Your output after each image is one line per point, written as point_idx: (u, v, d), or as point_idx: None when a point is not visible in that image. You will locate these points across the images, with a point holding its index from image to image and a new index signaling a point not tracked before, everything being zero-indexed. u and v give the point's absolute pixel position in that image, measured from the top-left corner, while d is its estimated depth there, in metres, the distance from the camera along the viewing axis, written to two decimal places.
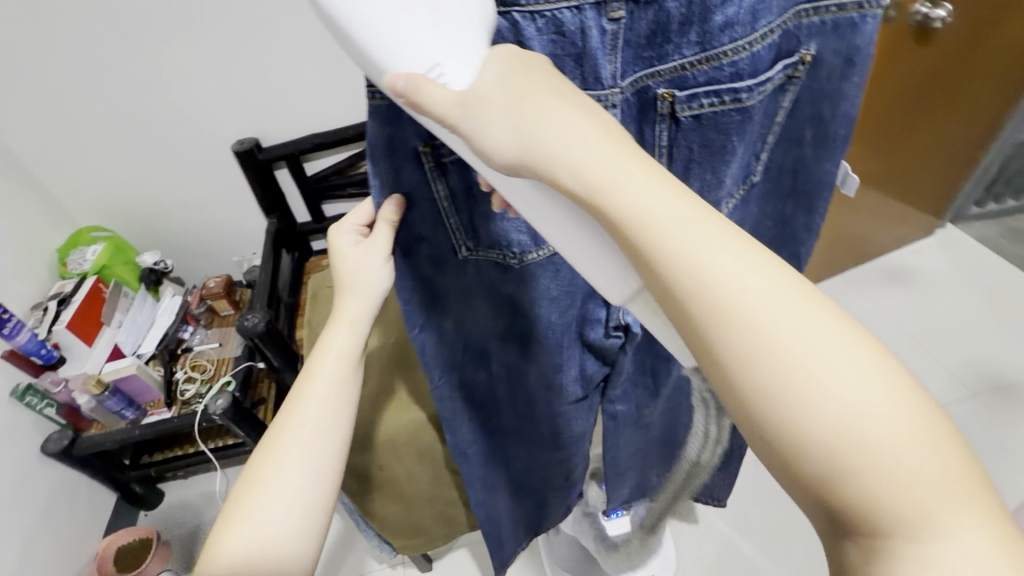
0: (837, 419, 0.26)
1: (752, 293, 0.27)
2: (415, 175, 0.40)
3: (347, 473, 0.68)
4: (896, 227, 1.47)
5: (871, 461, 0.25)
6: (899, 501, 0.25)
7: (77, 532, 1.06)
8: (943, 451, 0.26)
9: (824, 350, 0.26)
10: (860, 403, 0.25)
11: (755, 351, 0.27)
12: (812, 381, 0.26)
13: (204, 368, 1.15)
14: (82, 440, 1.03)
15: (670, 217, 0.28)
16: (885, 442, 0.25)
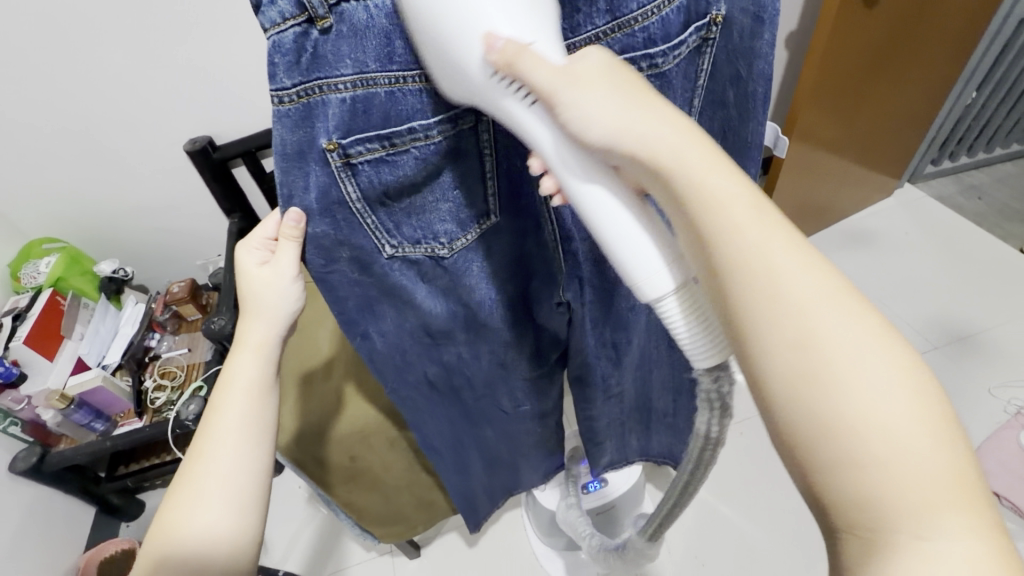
0: (833, 374, 0.28)
1: (769, 252, 0.31)
2: (324, 176, 0.39)
3: (320, 470, 0.67)
4: (857, 191, 1.50)
5: (867, 420, 0.28)
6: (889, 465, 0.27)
7: (57, 548, 1.05)
8: (934, 435, 0.28)
9: (829, 313, 0.29)
10: (857, 369, 0.28)
11: (771, 303, 0.30)
12: (816, 336, 0.29)
13: (174, 374, 1.14)
14: (52, 456, 1.01)
15: (737, 198, 0.32)
16: (874, 406, 0.28)
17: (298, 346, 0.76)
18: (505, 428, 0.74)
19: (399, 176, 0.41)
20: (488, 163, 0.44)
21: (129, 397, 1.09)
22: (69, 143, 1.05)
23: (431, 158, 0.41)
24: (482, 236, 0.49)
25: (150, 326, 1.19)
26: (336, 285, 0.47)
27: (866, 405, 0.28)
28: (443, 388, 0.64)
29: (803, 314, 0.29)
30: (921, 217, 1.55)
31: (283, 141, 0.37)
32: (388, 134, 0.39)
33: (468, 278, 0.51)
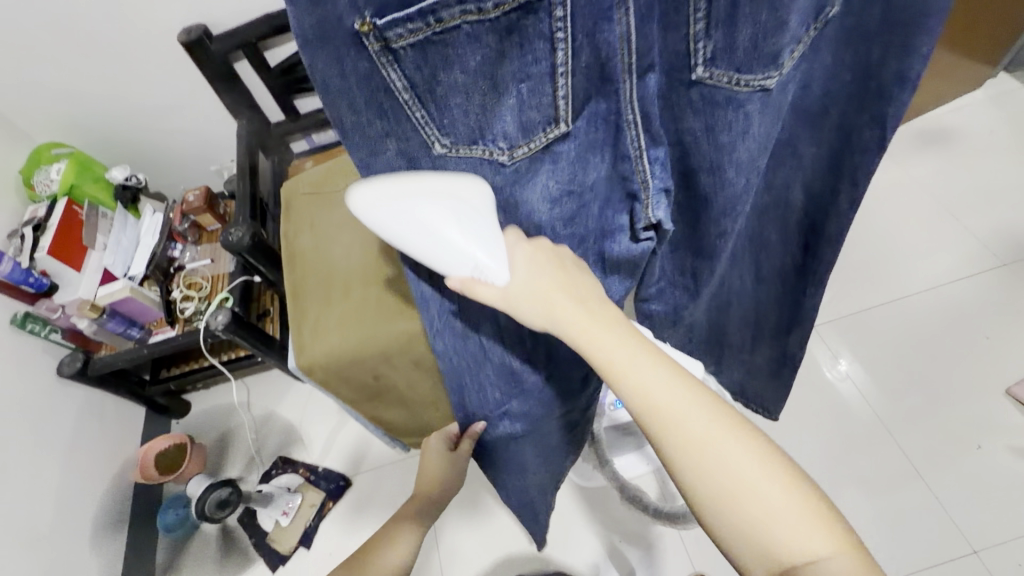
0: (716, 469, 0.37)
1: (639, 375, 0.39)
2: (361, 61, 0.36)
3: (345, 383, 0.65)
4: (938, 82, 1.30)
5: (749, 497, 0.36)
6: (778, 535, 0.35)
7: (115, 443, 1.13)
8: (788, 486, 0.37)
9: (686, 410, 0.38)
10: (723, 456, 0.37)
11: (664, 422, 0.38)
12: (690, 438, 0.38)
13: (200, 286, 1.12)
14: (95, 361, 1.05)
15: (608, 328, 0.41)
16: (751, 487, 0.36)
17: (314, 269, 0.68)
18: (571, 380, 0.63)
19: (451, 59, 0.36)
20: (560, 54, 0.37)
21: (159, 307, 1.09)
22: (56, 36, 0.96)
23: (487, 39, 0.35)
24: (549, 144, 0.42)
25: (171, 236, 1.16)
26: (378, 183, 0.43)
27: (737, 465, 0.37)
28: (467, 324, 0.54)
29: (679, 420, 0.38)
30: (1014, 113, 1.34)
31: (302, 25, 0.35)
32: (430, 10, 0.33)
33: (530, 192, 0.44)
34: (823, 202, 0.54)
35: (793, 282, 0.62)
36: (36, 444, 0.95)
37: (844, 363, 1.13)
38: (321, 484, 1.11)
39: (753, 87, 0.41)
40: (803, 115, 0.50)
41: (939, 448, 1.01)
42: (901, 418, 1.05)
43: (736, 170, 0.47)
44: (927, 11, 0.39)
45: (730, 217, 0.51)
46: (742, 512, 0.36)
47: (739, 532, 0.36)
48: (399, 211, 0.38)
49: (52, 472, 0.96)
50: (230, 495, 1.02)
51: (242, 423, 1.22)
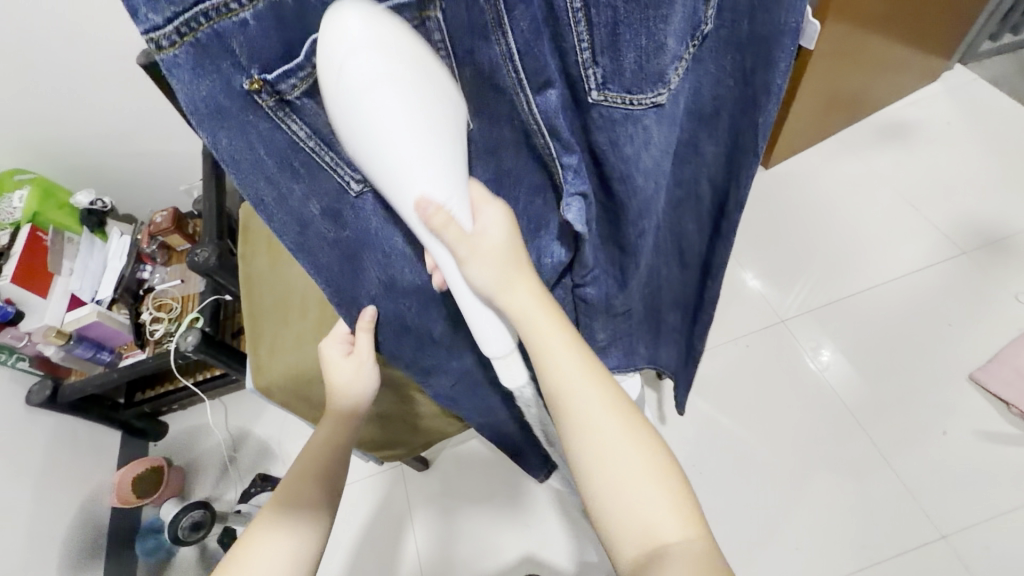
0: (606, 457, 0.39)
1: (559, 357, 0.41)
2: (263, 124, 0.36)
3: (310, 401, 0.65)
4: (896, 76, 1.33)
5: (624, 480, 0.39)
6: (642, 524, 0.38)
7: (89, 468, 1.12)
8: (665, 481, 0.39)
9: (591, 397, 0.40)
10: (612, 445, 0.39)
11: (563, 397, 0.40)
12: (592, 421, 0.40)
13: (170, 307, 1.12)
14: (65, 389, 1.04)
15: (525, 303, 0.41)
16: (630, 475, 0.39)
17: (271, 289, 0.69)
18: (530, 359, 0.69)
19: None
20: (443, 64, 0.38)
21: (129, 329, 1.09)
22: (17, 63, 0.96)
23: None
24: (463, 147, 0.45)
25: (140, 259, 1.15)
26: (314, 246, 0.44)
27: (623, 452, 0.39)
28: (409, 332, 0.57)
29: (584, 400, 0.40)
30: (969, 105, 1.38)
31: (190, 98, 0.33)
32: (315, 54, 0.33)
33: None
34: (723, 198, 0.55)
35: (705, 270, 0.66)
36: (6, 473, 0.94)
37: (826, 353, 1.14)
38: None
39: (646, 104, 0.43)
40: (699, 119, 0.51)
41: (907, 436, 1.03)
42: (870, 406, 1.07)
43: (644, 178, 0.49)
44: (783, 28, 0.40)
45: (644, 219, 0.54)
46: (612, 493, 0.39)
47: (613, 511, 0.39)
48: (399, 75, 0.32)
49: (24, 501, 0.96)
50: (202, 515, 1.03)
51: (220, 444, 1.21)
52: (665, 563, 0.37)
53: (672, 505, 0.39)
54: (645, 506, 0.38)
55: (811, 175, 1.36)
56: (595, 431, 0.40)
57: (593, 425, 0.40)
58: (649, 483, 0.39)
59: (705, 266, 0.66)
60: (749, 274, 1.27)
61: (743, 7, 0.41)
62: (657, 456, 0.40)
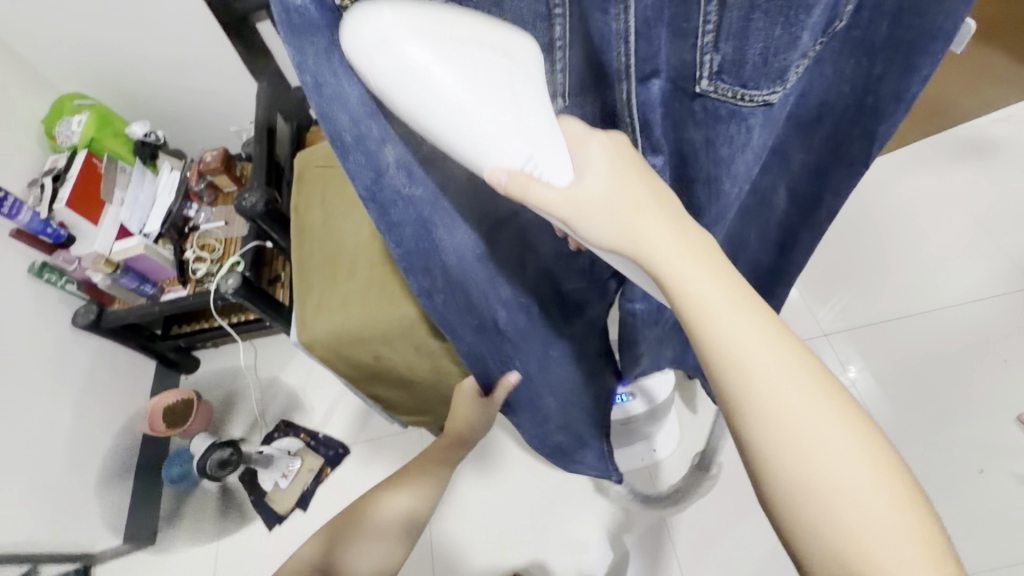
0: (805, 472, 0.29)
1: (732, 324, 0.30)
2: (348, 49, 0.31)
3: (347, 361, 0.65)
4: (991, 87, 1.23)
5: (836, 505, 0.28)
6: (871, 573, 0.27)
7: (126, 392, 1.16)
8: (900, 505, 0.28)
9: (779, 381, 0.30)
10: (816, 447, 0.29)
11: (742, 380, 0.30)
12: (781, 414, 0.29)
13: (213, 247, 1.13)
14: (108, 315, 1.07)
15: (684, 255, 0.31)
16: (846, 498, 0.28)
17: (320, 244, 0.68)
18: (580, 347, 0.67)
19: None
20: (557, 30, 0.35)
21: (172, 265, 1.10)
22: None
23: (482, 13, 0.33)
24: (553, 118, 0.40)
25: (187, 196, 1.16)
26: (381, 197, 0.39)
27: (838, 460, 0.29)
28: (474, 310, 0.51)
29: (770, 389, 0.30)
30: None
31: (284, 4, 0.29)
32: None
33: None
34: (807, 210, 0.53)
35: (765, 278, 0.64)
36: (50, 389, 0.99)
37: (852, 370, 1.11)
38: (321, 450, 1.15)
39: (758, 102, 0.38)
40: (799, 126, 0.47)
41: (942, 471, 0.99)
42: (907, 433, 1.03)
43: (731, 182, 0.46)
44: (933, 33, 0.36)
45: (716, 223, 0.52)
46: (818, 522, 0.28)
47: (819, 548, 0.29)
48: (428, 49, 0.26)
49: (64, 416, 1.00)
50: (231, 454, 1.08)
51: (248, 385, 1.24)
52: None
53: (910, 530, 0.28)
54: (871, 541, 0.27)
55: (878, 184, 1.29)
56: (784, 432, 0.29)
57: (778, 421, 0.29)
58: (877, 506, 0.28)
59: (769, 274, 0.63)
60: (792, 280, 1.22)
61: (890, 8, 0.36)
62: (882, 461, 0.29)
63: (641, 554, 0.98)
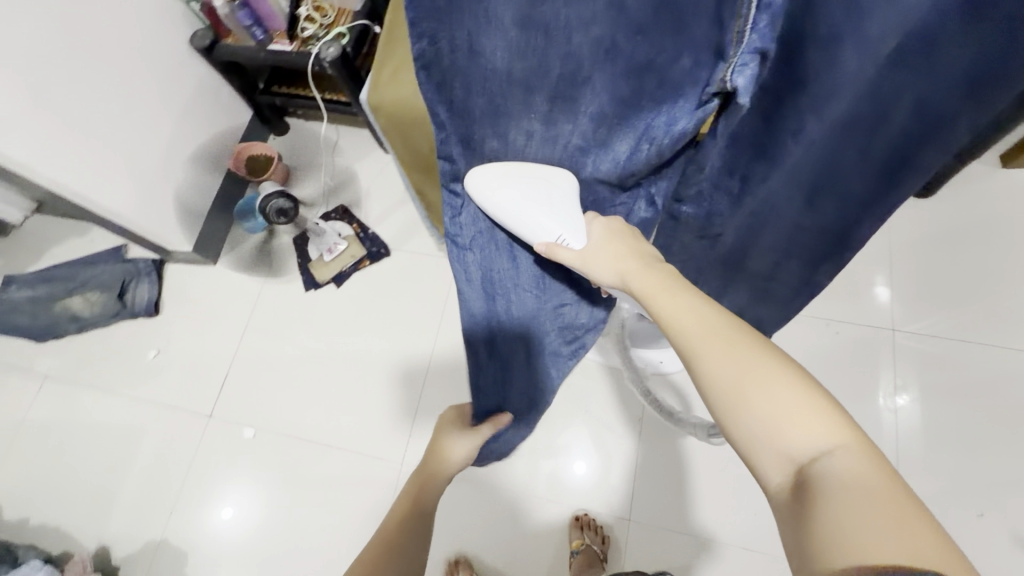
0: (731, 382, 0.42)
1: (667, 303, 0.51)
2: None
3: (402, 140, 0.68)
4: None
5: (762, 400, 0.40)
6: (779, 442, 0.39)
7: (223, 129, 1.25)
8: (807, 392, 0.40)
9: (701, 323, 0.47)
10: (740, 365, 0.43)
11: (679, 334, 0.48)
12: (705, 347, 0.45)
13: (325, 13, 1.10)
14: (221, 47, 1.13)
15: (637, 270, 0.56)
16: (765, 395, 0.41)
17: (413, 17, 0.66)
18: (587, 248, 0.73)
19: None
20: None
21: (284, 18, 1.09)
22: None
23: None
24: None
25: None
26: None
27: (758, 372, 0.42)
28: (500, 118, 0.56)
29: (696, 333, 0.47)
30: None
31: None
32: None
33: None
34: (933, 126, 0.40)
35: (850, 214, 0.53)
36: (157, 95, 1.08)
37: (904, 398, 1.02)
38: (366, 244, 1.23)
39: None
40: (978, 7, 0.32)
41: (937, 504, 0.95)
42: (921, 454, 0.98)
43: (856, 51, 0.37)
44: None
45: (814, 113, 0.43)
46: (744, 413, 0.41)
47: (752, 435, 0.40)
48: (513, 182, 0.62)
49: (165, 126, 1.10)
50: (290, 207, 1.18)
51: (323, 164, 1.31)
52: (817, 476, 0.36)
53: (812, 406, 0.39)
54: (783, 420, 0.39)
55: None
56: (711, 357, 0.44)
57: (709, 351, 0.45)
58: (783, 391, 0.40)
59: (860, 209, 0.52)
60: (886, 281, 1.10)
61: None
62: (791, 368, 0.42)
63: (606, 451, 1.07)
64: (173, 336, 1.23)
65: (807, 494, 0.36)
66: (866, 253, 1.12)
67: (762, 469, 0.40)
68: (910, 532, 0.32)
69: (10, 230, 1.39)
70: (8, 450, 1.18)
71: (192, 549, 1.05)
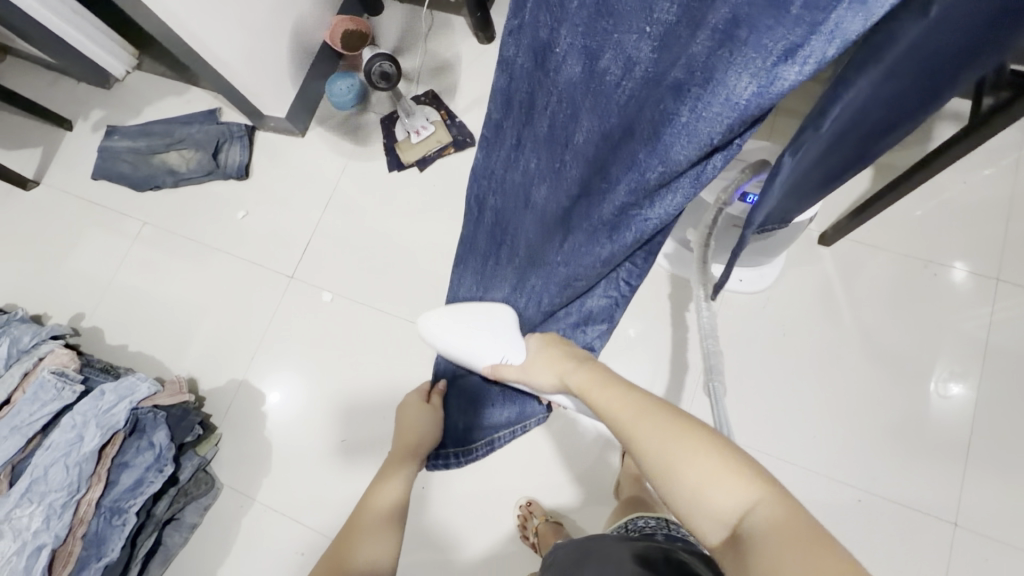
0: (659, 463, 0.47)
1: (603, 403, 0.57)
2: None
3: None
4: None
5: (685, 478, 0.44)
6: (710, 513, 0.42)
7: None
8: (722, 458, 0.44)
9: (627, 418, 0.53)
10: (664, 448, 0.47)
11: (614, 429, 0.54)
12: (633, 435, 0.51)
13: None
14: None
15: (575, 369, 0.64)
16: (686, 473, 0.44)
17: None
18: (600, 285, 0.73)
19: None
20: None
21: None
22: None
23: None
24: None
25: None
26: None
27: (680, 450, 0.46)
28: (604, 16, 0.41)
29: (628, 424, 0.52)
30: None
31: None
32: None
33: None
34: None
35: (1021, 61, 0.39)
36: None
37: (955, 388, 0.99)
38: (453, 130, 1.23)
39: None
40: None
41: (997, 464, 0.95)
42: (990, 416, 0.97)
43: None
44: None
45: None
46: (675, 491, 0.45)
47: (688, 509, 0.44)
48: (457, 325, 0.79)
49: None
50: (392, 70, 1.18)
51: (416, 47, 1.29)
52: (742, 536, 0.40)
53: (725, 467, 0.43)
54: (705, 486, 0.43)
55: None
56: (640, 442, 0.50)
57: (639, 432, 0.50)
58: (700, 462, 0.44)
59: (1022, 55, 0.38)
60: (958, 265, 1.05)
61: None
62: (706, 438, 0.46)
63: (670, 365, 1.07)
64: (260, 200, 1.28)
65: (740, 550, 0.39)
66: (973, 200, 1.07)
67: (702, 532, 0.43)
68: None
69: (111, 84, 1.43)
70: (107, 290, 1.28)
71: (266, 401, 1.14)
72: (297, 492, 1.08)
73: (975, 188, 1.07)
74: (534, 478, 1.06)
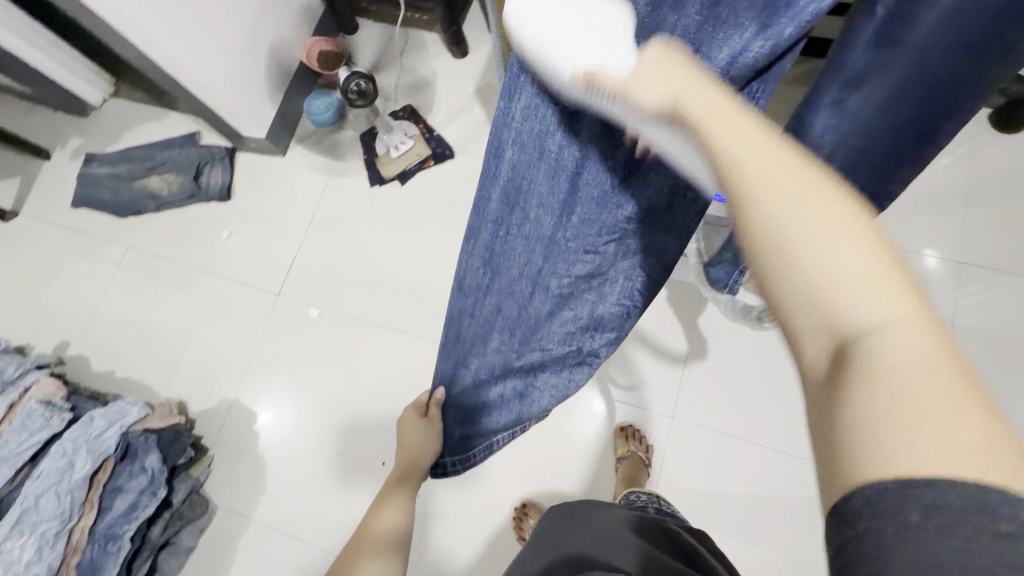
0: (781, 238, 0.30)
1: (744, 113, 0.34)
2: None
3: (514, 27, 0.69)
4: None
5: (810, 264, 0.28)
6: (825, 324, 0.28)
7: (298, 20, 1.23)
8: (875, 257, 0.28)
9: (762, 155, 0.32)
10: (791, 215, 0.30)
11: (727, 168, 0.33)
12: (765, 180, 0.31)
13: None
14: None
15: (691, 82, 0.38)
16: (821, 261, 0.28)
17: None
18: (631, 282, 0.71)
19: None
20: None
21: None
22: None
23: None
24: None
25: None
26: None
27: (822, 232, 0.29)
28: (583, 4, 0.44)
29: (765, 165, 0.32)
30: None
31: None
32: None
33: None
34: None
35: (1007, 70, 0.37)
36: None
37: None
38: (432, 144, 1.26)
39: None
40: None
41: None
42: None
43: None
44: None
45: None
46: (792, 279, 0.29)
47: (799, 307, 0.29)
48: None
49: (249, 8, 1.09)
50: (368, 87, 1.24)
51: (393, 65, 1.32)
52: (869, 372, 0.26)
53: (874, 276, 0.27)
54: (836, 292, 0.27)
55: None
56: (767, 192, 0.31)
57: (775, 180, 0.31)
58: (843, 250, 0.28)
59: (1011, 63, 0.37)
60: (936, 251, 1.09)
61: None
62: (856, 225, 0.29)
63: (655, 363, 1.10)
64: (244, 222, 1.29)
65: (850, 390, 0.26)
66: (933, 188, 1.12)
67: (803, 350, 0.29)
68: (956, 474, 0.23)
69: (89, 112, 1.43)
70: (92, 319, 1.27)
71: (259, 421, 1.14)
72: (293, 509, 1.08)
73: (936, 178, 1.13)
74: (529, 483, 1.08)
